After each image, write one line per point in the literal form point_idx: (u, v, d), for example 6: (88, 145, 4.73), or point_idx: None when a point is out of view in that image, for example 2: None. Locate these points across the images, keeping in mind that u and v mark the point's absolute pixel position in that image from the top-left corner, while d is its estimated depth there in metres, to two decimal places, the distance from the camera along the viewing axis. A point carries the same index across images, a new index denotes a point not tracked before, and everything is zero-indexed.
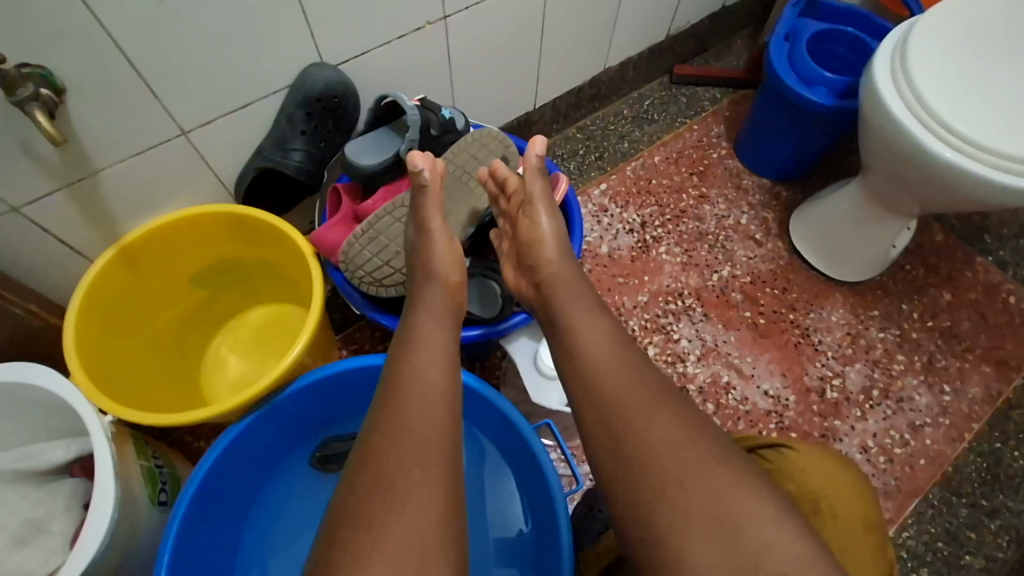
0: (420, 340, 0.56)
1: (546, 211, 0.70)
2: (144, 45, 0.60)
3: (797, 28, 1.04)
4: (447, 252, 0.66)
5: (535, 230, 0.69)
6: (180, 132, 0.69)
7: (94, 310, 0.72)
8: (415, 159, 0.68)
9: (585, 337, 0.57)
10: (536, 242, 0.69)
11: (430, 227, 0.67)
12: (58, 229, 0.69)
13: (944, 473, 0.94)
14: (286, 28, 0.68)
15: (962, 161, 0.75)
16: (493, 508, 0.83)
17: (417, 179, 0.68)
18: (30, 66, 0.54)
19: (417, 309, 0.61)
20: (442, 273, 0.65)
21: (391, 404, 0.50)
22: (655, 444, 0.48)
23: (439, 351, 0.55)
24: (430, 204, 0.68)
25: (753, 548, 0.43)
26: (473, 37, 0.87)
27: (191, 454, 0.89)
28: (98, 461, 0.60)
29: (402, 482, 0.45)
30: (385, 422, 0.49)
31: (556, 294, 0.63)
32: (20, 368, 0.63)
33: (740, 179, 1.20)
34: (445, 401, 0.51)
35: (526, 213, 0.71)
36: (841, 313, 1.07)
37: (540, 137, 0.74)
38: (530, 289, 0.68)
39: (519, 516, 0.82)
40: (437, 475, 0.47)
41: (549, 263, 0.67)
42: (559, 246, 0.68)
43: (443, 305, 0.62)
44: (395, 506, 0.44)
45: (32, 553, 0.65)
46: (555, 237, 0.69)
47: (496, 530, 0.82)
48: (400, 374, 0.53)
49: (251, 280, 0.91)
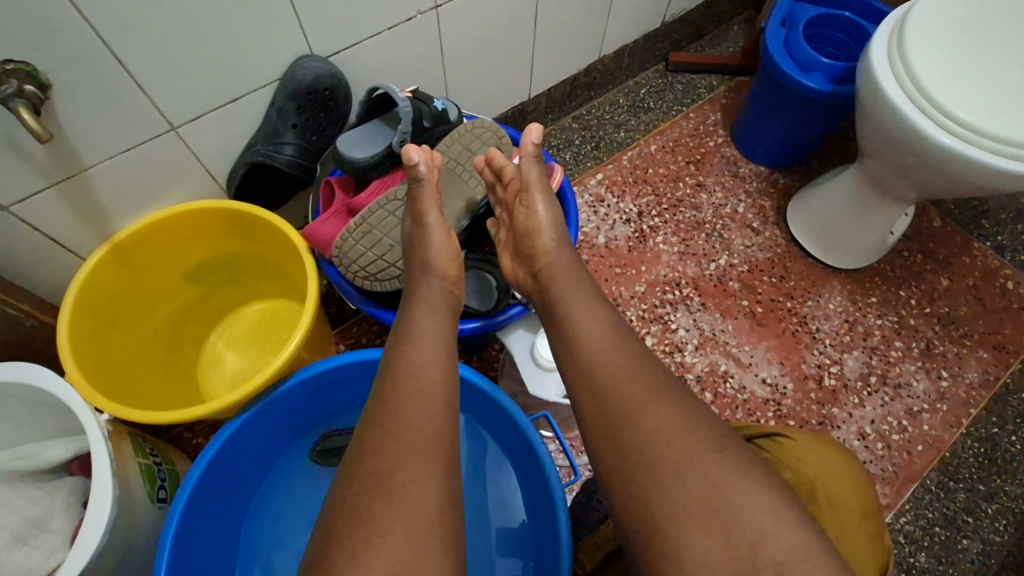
0: (419, 333, 0.56)
1: (544, 199, 0.70)
2: (132, 42, 0.59)
3: (793, 14, 1.02)
4: (444, 244, 0.66)
5: (532, 218, 0.69)
6: (169, 127, 0.69)
7: (87, 309, 0.72)
8: (411, 152, 0.67)
9: (583, 326, 0.56)
10: (533, 230, 0.68)
11: (428, 220, 0.67)
12: (49, 227, 0.68)
13: (943, 457, 0.95)
14: (276, 22, 0.67)
15: (979, 155, 0.73)
16: (493, 500, 0.83)
17: (414, 172, 0.67)
18: (14, 62, 0.53)
19: (414, 303, 0.60)
20: (440, 266, 0.64)
21: (388, 399, 0.50)
22: (652, 434, 0.48)
23: (436, 344, 0.55)
24: (426, 196, 0.67)
25: (751, 535, 0.43)
26: (467, 26, 0.86)
27: (189, 451, 0.89)
28: (95, 460, 0.60)
29: (400, 476, 0.45)
30: (383, 415, 0.49)
31: (554, 284, 0.63)
32: (16, 369, 0.63)
33: (737, 167, 1.19)
34: (443, 394, 0.51)
35: (522, 201, 0.71)
36: (839, 301, 1.07)
37: (536, 125, 0.72)
38: (528, 278, 0.68)
39: (520, 507, 0.82)
40: (434, 468, 0.47)
41: (547, 252, 0.66)
42: (557, 234, 0.68)
43: (442, 299, 0.61)
44: (392, 500, 0.44)
45: (32, 551, 0.64)
46: (552, 224, 0.68)
47: (497, 525, 0.82)
48: (399, 368, 0.52)
49: (246, 275, 0.90)
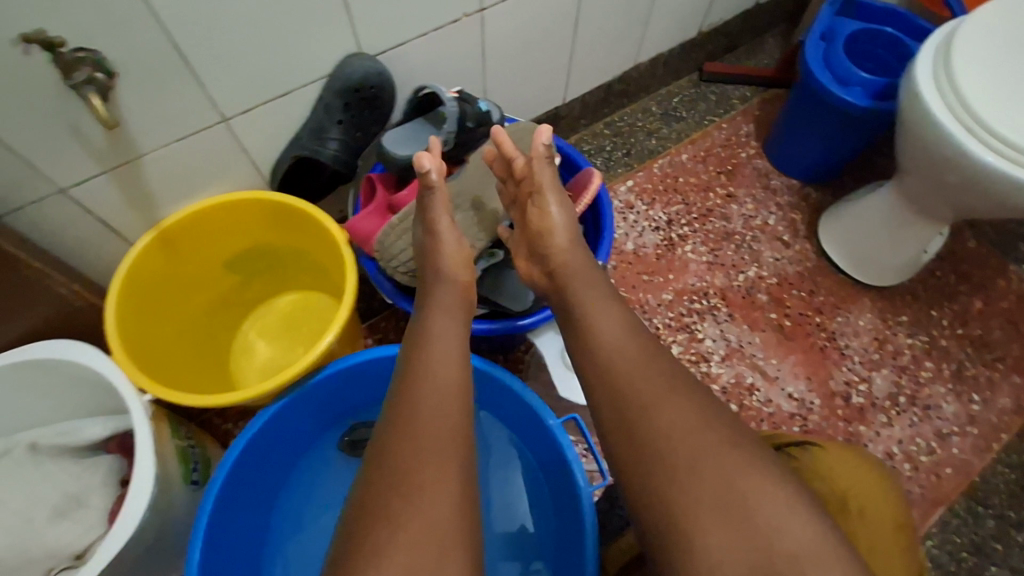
0: (433, 336, 0.57)
1: (557, 201, 0.70)
2: (194, 36, 0.61)
3: (834, 28, 1.02)
4: (456, 253, 0.67)
5: (545, 220, 0.69)
6: (221, 118, 0.70)
7: (133, 293, 0.74)
8: (421, 159, 0.65)
9: (604, 333, 0.56)
10: (546, 232, 0.68)
11: (438, 228, 0.67)
12: (102, 211, 0.70)
13: (971, 483, 0.93)
14: (329, 20, 0.68)
15: None
16: (498, 502, 0.85)
17: (424, 179, 0.66)
18: (84, 51, 0.55)
19: (428, 305, 0.62)
20: (451, 272, 0.65)
21: (405, 402, 0.51)
22: (685, 440, 0.47)
23: (453, 349, 0.56)
24: (437, 205, 0.67)
25: (779, 543, 0.43)
26: (509, 29, 0.87)
27: (219, 436, 0.91)
28: (138, 439, 0.61)
29: (418, 475, 0.46)
30: (401, 421, 0.50)
31: (570, 283, 0.63)
32: (63, 347, 0.65)
33: (768, 179, 1.19)
34: (457, 398, 0.52)
35: (535, 203, 0.70)
36: (869, 318, 1.06)
37: (546, 127, 0.71)
38: (543, 278, 0.68)
39: (524, 511, 0.84)
40: (451, 467, 0.48)
41: (562, 252, 0.66)
42: (570, 235, 0.68)
43: (455, 302, 0.63)
44: (412, 500, 0.45)
45: (72, 526, 0.67)
46: (566, 226, 0.69)
47: (501, 524, 0.84)
48: (415, 372, 0.54)
49: (282, 267, 0.92)
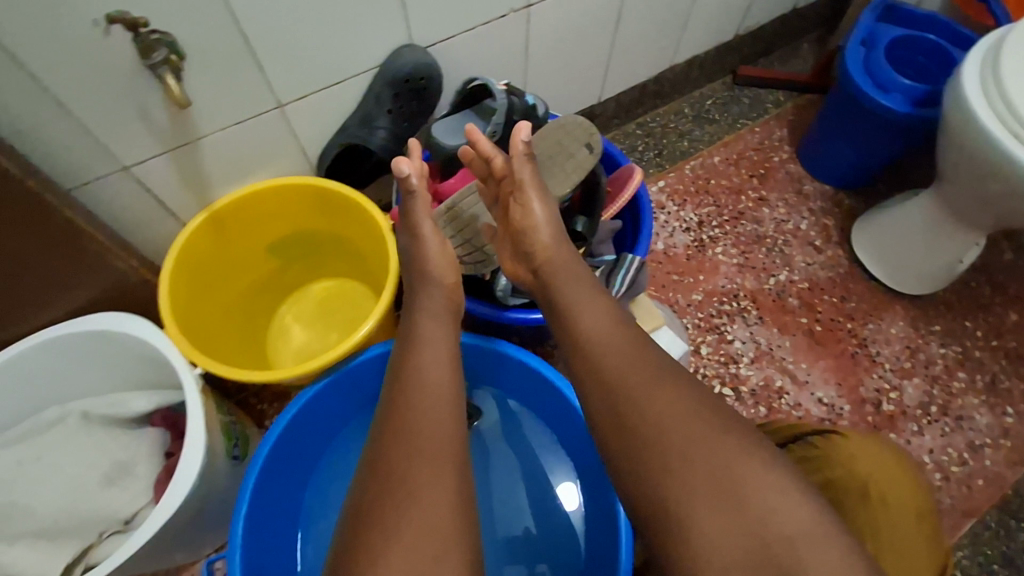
0: (422, 340, 0.60)
1: (538, 196, 0.67)
2: (262, 22, 0.63)
3: (875, 34, 1.01)
4: (441, 252, 0.68)
5: (527, 218, 0.66)
6: (276, 104, 0.72)
7: (184, 271, 0.76)
8: (400, 165, 0.66)
9: (607, 341, 0.56)
10: (529, 229, 0.66)
11: (421, 232, 0.68)
12: (159, 189, 0.72)
13: (1004, 495, 0.92)
14: (382, 12, 0.70)
15: None
16: (499, 507, 0.84)
17: (404, 184, 0.67)
18: (159, 33, 0.57)
19: (415, 312, 0.64)
20: (436, 275, 0.66)
21: (398, 409, 0.53)
22: (716, 437, 0.47)
23: (441, 349, 0.59)
24: (419, 209, 0.68)
25: (819, 538, 0.43)
26: (552, 26, 0.88)
27: (255, 416, 0.93)
28: (190, 410, 0.64)
29: (410, 482, 0.48)
30: (399, 424, 0.52)
31: (556, 279, 0.63)
32: (118, 318, 0.68)
33: (801, 184, 1.19)
34: (448, 401, 0.55)
35: (516, 201, 0.67)
36: (901, 326, 1.05)
37: (525, 122, 0.68)
38: (529, 275, 0.67)
39: (525, 515, 0.84)
40: (445, 466, 0.50)
41: (545, 247, 0.65)
42: (554, 231, 0.66)
43: (442, 307, 0.65)
44: (407, 505, 0.46)
45: (120, 492, 0.70)
46: (550, 221, 0.66)
47: (502, 529, 0.83)
48: (409, 376, 0.56)
49: (320, 254, 0.94)
